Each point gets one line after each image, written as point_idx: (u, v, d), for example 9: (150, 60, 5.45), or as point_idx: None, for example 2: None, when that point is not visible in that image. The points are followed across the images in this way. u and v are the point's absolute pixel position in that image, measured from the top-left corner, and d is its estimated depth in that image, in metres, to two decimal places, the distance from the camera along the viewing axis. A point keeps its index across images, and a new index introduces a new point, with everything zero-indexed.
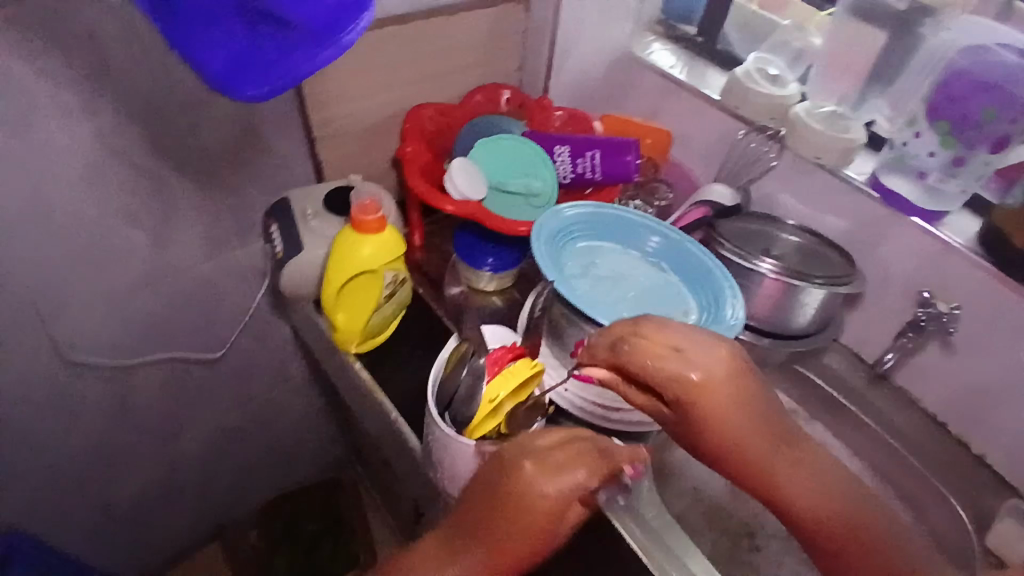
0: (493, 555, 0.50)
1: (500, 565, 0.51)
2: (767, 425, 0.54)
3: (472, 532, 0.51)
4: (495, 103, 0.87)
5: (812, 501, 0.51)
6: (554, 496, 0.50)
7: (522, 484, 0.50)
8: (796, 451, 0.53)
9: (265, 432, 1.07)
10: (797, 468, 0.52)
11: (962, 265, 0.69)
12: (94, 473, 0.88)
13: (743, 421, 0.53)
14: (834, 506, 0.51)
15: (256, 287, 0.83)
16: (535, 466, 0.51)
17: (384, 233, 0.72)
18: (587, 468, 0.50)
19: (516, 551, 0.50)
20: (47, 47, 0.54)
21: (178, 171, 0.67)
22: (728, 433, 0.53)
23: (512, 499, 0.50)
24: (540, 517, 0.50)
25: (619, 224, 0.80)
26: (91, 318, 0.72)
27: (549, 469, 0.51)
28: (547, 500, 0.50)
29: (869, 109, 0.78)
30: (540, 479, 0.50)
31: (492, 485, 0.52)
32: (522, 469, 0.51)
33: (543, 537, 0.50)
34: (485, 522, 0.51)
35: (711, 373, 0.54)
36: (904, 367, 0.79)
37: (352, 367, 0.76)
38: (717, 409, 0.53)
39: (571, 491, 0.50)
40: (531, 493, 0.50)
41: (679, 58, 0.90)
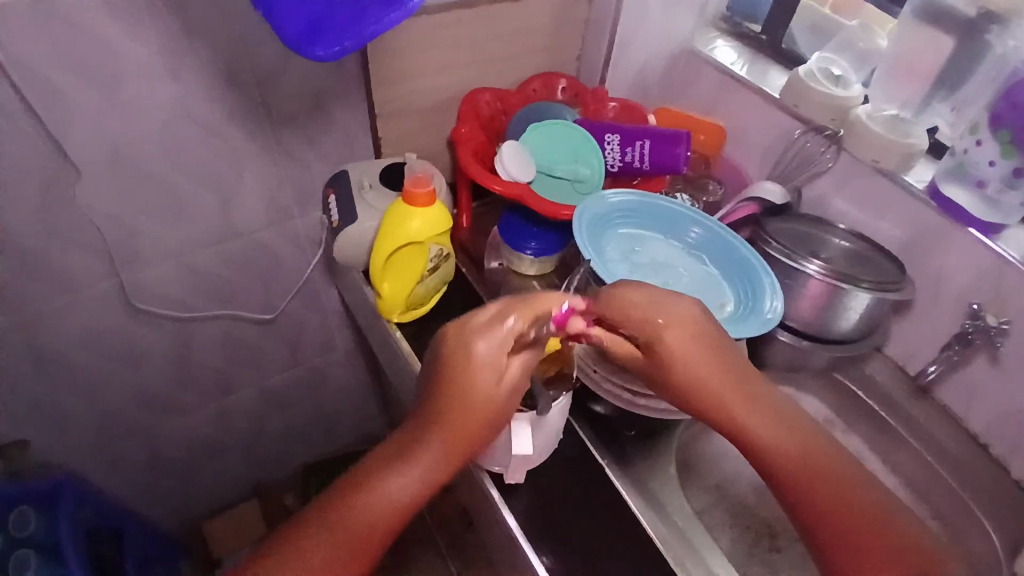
0: (454, 421, 0.52)
1: (457, 427, 0.52)
2: (731, 366, 0.55)
3: (427, 414, 0.53)
4: (551, 91, 0.89)
5: (774, 437, 0.52)
6: (489, 343, 0.54)
7: (458, 346, 0.55)
8: (763, 391, 0.55)
9: (309, 395, 1.18)
10: (760, 405, 0.54)
11: (1018, 279, 0.65)
12: (162, 404, 0.99)
13: (707, 360, 0.55)
14: (796, 443, 0.51)
15: (311, 253, 0.93)
16: (470, 328, 0.56)
17: (433, 207, 0.73)
18: (514, 313, 0.56)
19: (469, 408, 0.53)
20: (146, 17, 0.62)
21: (247, 135, 0.75)
22: (693, 372, 0.55)
23: (453, 364, 0.54)
24: (484, 368, 0.54)
25: (663, 211, 0.73)
26: (175, 262, 0.83)
27: (478, 326, 0.56)
28: (487, 349, 0.54)
29: (931, 115, 0.76)
30: (474, 335, 0.55)
31: (434, 369, 0.55)
32: (458, 333, 0.55)
33: (496, 391, 0.54)
34: (436, 395, 0.53)
35: (677, 317, 0.56)
36: (948, 383, 0.75)
37: (392, 335, 0.78)
38: (680, 346, 0.56)
39: (503, 339, 0.55)
40: (469, 348, 0.54)
41: (741, 56, 0.90)
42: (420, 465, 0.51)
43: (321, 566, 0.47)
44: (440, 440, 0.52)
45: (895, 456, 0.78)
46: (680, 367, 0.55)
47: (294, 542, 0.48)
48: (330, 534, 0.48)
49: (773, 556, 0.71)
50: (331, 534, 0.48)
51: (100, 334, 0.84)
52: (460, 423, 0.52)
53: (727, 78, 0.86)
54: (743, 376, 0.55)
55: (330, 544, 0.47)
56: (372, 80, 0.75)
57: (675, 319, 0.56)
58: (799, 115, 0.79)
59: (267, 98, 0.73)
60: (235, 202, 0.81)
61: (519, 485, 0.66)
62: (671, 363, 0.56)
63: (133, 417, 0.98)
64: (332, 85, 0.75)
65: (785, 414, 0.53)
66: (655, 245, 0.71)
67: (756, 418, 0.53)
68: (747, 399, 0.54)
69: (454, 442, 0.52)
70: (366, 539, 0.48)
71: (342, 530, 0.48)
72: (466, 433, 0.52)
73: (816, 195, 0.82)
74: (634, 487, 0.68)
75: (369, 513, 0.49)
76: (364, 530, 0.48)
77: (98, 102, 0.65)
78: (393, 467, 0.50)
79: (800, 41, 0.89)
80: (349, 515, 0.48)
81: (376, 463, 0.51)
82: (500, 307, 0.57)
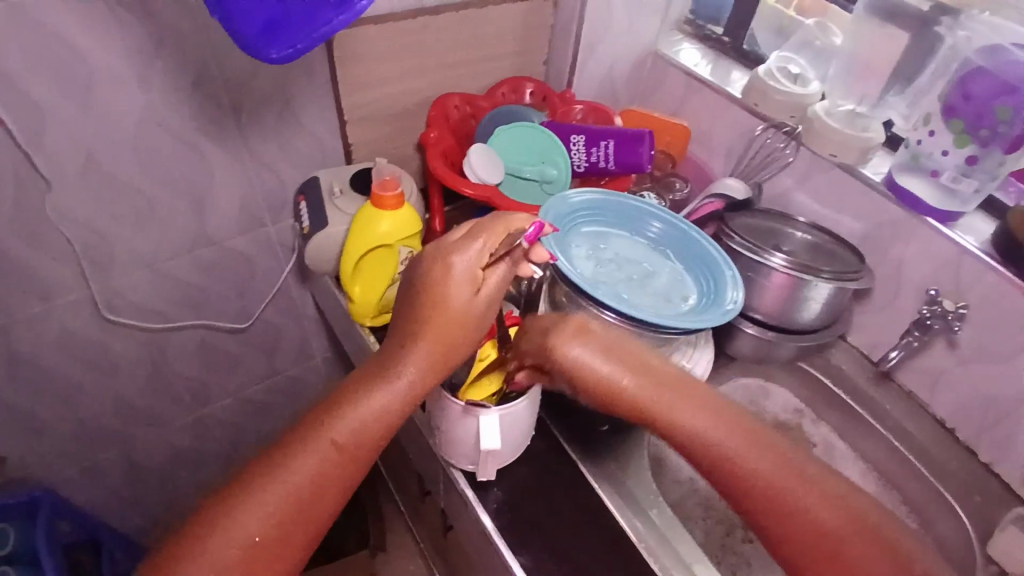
0: (434, 337, 0.53)
1: (439, 343, 0.53)
2: (643, 368, 0.57)
3: (407, 330, 0.54)
4: (519, 95, 0.90)
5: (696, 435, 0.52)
6: (462, 263, 0.55)
7: (435, 264, 0.55)
8: (683, 384, 0.56)
9: (288, 404, 1.18)
10: (679, 397, 0.54)
11: (971, 266, 0.67)
12: (137, 416, 0.99)
13: (613, 366, 0.56)
14: (714, 438, 0.52)
15: (284, 260, 0.94)
16: (442, 250, 0.56)
17: (401, 210, 0.74)
18: (485, 232, 0.56)
19: (448, 326, 0.53)
20: (112, 28, 0.63)
21: (216, 142, 0.76)
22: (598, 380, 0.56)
23: (431, 284, 0.54)
24: (459, 285, 0.54)
25: (625, 209, 0.75)
26: (147, 270, 0.83)
27: (454, 246, 0.56)
28: (462, 266, 0.54)
29: (885, 110, 0.79)
30: (447, 255, 0.55)
31: (411, 287, 0.56)
32: (431, 254, 0.56)
33: (474, 308, 0.55)
34: (415, 314, 0.54)
35: (576, 332, 0.58)
36: (911, 369, 0.76)
37: (363, 337, 0.79)
38: (587, 358, 0.57)
39: (476, 257, 0.55)
40: (444, 269, 0.54)
41: (705, 58, 0.93)
42: (402, 381, 0.52)
43: (311, 478, 0.48)
44: (421, 356, 0.53)
45: (863, 444, 0.79)
46: (590, 377, 0.56)
47: (282, 458, 0.49)
48: (318, 448, 0.49)
49: (745, 547, 0.72)
50: (319, 448, 0.49)
51: (74, 345, 0.84)
52: (439, 341, 0.53)
53: (691, 78, 0.88)
54: (659, 374, 0.56)
55: (318, 455, 0.49)
56: (341, 86, 0.76)
57: (575, 335, 0.58)
58: (760, 113, 0.81)
59: (237, 104, 0.73)
60: (207, 209, 0.81)
61: (492, 482, 0.67)
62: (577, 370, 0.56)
63: (110, 428, 0.97)
64: (301, 91, 0.76)
65: (702, 400, 0.54)
66: (620, 242, 0.72)
67: (676, 408, 0.54)
68: (666, 394, 0.54)
69: (435, 357, 0.53)
70: (352, 450, 0.50)
71: (330, 445, 0.49)
72: (446, 348, 0.53)
73: (778, 190, 0.83)
74: (609, 483, 0.68)
75: (353, 427, 0.50)
76: (349, 443, 0.50)
77: (65, 110, 0.65)
78: (376, 385, 0.52)
79: (761, 42, 0.92)
80: (334, 430, 0.50)
81: (358, 383, 0.52)
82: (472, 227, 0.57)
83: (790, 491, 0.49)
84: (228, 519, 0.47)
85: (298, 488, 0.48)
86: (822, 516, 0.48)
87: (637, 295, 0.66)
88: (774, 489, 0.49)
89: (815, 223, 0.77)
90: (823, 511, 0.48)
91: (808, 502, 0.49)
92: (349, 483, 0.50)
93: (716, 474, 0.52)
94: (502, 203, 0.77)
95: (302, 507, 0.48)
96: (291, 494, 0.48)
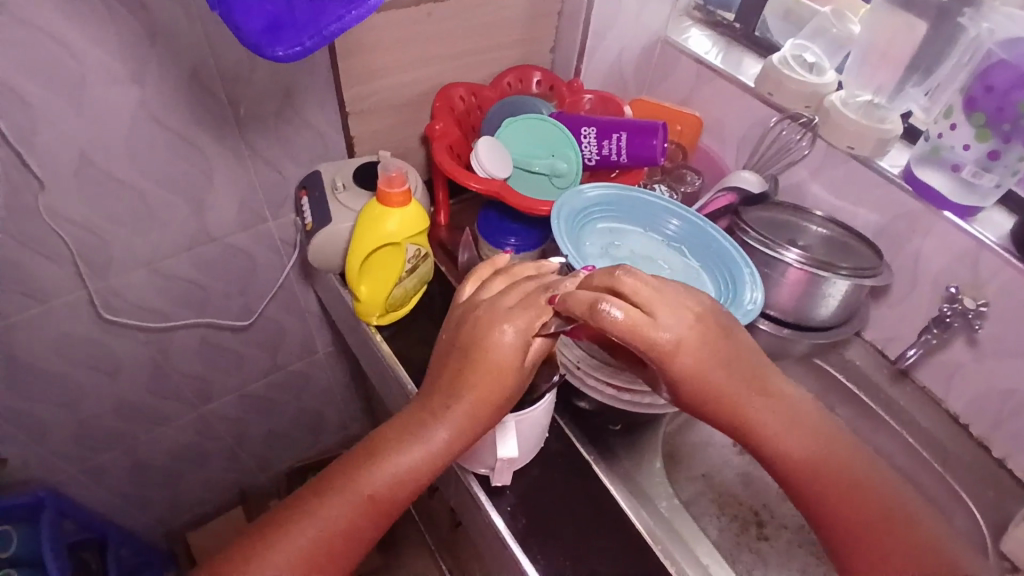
0: (476, 401, 0.52)
1: (479, 410, 0.52)
2: (724, 350, 0.51)
3: (447, 387, 0.53)
4: (526, 84, 0.88)
5: (792, 445, 0.50)
6: (514, 334, 0.53)
7: (486, 330, 0.53)
8: (755, 368, 0.53)
9: (291, 400, 1.17)
10: (778, 411, 0.51)
11: (993, 262, 0.65)
12: (136, 417, 0.97)
13: (724, 369, 0.51)
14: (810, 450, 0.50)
15: (285, 256, 0.92)
16: (494, 314, 0.54)
17: (409, 207, 0.72)
18: (539, 305, 0.53)
19: (492, 394, 0.52)
20: (101, 19, 0.59)
21: (213, 136, 0.73)
22: (703, 382, 0.51)
23: (478, 348, 0.52)
24: (505, 356, 0.52)
25: (642, 205, 0.73)
26: (146, 269, 0.80)
27: (503, 312, 0.54)
28: (512, 336, 0.52)
29: (904, 101, 0.76)
30: (498, 323, 0.53)
31: (458, 346, 0.54)
32: (483, 316, 0.54)
33: (517, 375, 0.53)
34: (457, 375, 0.53)
35: (680, 313, 0.51)
36: (927, 365, 0.76)
37: (371, 337, 0.77)
38: (681, 342, 0.50)
39: (527, 326, 0.53)
40: (494, 338, 0.52)
41: (715, 45, 0.90)
42: (437, 438, 0.51)
43: (343, 528, 0.49)
44: (460, 415, 0.51)
45: (878, 440, 0.79)
46: (695, 380, 0.51)
47: (315, 504, 0.49)
48: (350, 500, 0.49)
49: (761, 545, 0.72)
50: (352, 500, 0.49)
51: (73, 346, 0.82)
52: (477, 405, 0.52)
53: (703, 67, 0.86)
54: (743, 366, 0.52)
55: (349, 507, 0.49)
56: (342, 77, 0.73)
57: (678, 316, 0.51)
58: (774, 103, 0.79)
59: (236, 98, 0.71)
60: (207, 206, 0.79)
61: (506, 486, 0.66)
62: (682, 370, 0.50)
63: (111, 429, 0.95)
64: (302, 83, 0.73)
65: (764, 390, 0.52)
66: (634, 238, 0.71)
67: (741, 397, 0.51)
68: (742, 396, 0.51)
69: (472, 421, 0.52)
70: (384, 503, 0.50)
71: (363, 499, 0.49)
72: (484, 411, 0.52)
73: (792, 182, 0.82)
74: (624, 483, 0.67)
75: (387, 483, 0.50)
76: (379, 496, 0.50)
77: (57, 106, 0.62)
78: (411, 440, 0.51)
79: (774, 29, 0.90)
80: (368, 484, 0.49)
81: (394, 435, 0.52)
82: (527, 294, 0.55)
83: (828, 487, 0.49)
84: (255, 559, 0.47)
85: (330, 539, 0.48)
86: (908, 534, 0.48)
87: None
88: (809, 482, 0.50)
89: (829, 215, 0.76)
90: (909, 530, 0.48)
91: (844, 501, 0.49)
92: (374, 534, 0.50)
93: (808, 487, 0.50)
94: (510, 197, 0.74)
95: (330, 555, 0.48)
96: (320, 542, 0.48)
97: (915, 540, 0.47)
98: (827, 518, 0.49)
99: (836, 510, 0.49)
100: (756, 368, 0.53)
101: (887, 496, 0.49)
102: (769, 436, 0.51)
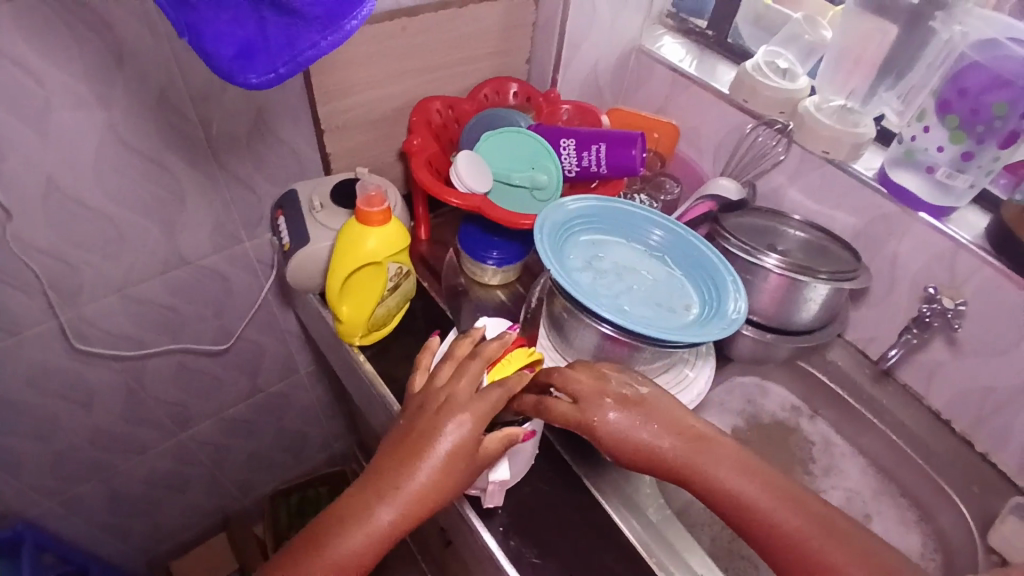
0: (416, 492, 0.51)
1: (420, 500, 0.51)
2: (648, 410, 0.55)
3: (392, 472, 0.52)
4: (503, 96, 0.87)
5: (730, 486, 0.51)
6: (460, 425, 0.52)
7: (434, 419, 0.53)
8: (678, 419, 0.55)
9: (272, 421, 1.14)
10: (712, 458, 0.52)
11: (969, 262, 0.66)
12: (112, 446, 0.94)
13: (655, 432, 0.54)
14: (747, 488, 0.51)
15: (262, 277, 0.90)
16: (443, 403, 0.54)
17: (389, 224, 0.70)
18: (483, 397, 0.54)
19: (437, 485, 0.51)
20: (65, 42, 0.57)
21: (184, 158, 0.71)
22: (634, 447, 0.54)
23: (425, 438, 0.52)
24: (452, 447, 0.52)
25: (624, 217, 0.73)
26: (118, 296, 0.78)
27: (454, 403, 0.54)
28: (459, 429, 0.52)
29: (877, 105, 0.78)
30: (446, 414, 0.53)
31: (410, 428, 0.54)
32: (434, 407, 0.54)
33: (462, 467, 0.52)
34: (403, 462, 0.52)
35: (601, 391, 0.55)
36: (907, 364, 0.76)
37: (354, 356, 0.76)
38: (604, 418, 0.54)
39: (475, 419, 0.53)
40: (439, 427, 0.52)
41: (689, 52, 0.91)
42: (377, 529, 0.50)
43: None
44: (399, 505, 0.50)
45: (864, 440, 0.80)
46: (629, 448, 0.54)
47: None
48: None
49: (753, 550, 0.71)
50: None
51: (44, 378, 0.79)
52: (420, 497, 0.51)
53: (678, 76, 0.86)
54: (672, 424, 0.54)
55: None
56: (316, 96, 0.72)
57: (602, 395, 0.55)
58: (750, 110, 0.80)
59: (206, 118, 0.69)
60: (179, 229, 0.77)
61: (497, 506, 0.64)
62: (616, 446, 0.54)
63: (87, 460, 0.92)
64: (274, 102, 0.72)
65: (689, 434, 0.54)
66: (618, 250, 0.71)
67: (669, 445, 0.53)
68: (675, 453, 0.53)
69: (412, 511, 0.51)
70: None
71: None
72: (428, 501, 0.51)
73: (770, 187, 0.82)
74: (615, 497, 0.67)
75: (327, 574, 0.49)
76: None
77: (19, 133, 0.60)
78: (353, 522, 0.50)
79: (746, 35, 0.92)
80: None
81: (338, 520, 0.51)
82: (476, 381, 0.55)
83: (764, 513, 0.50)
84: None
85: None
86: (849, 554, 0.47)
87: (637, 306, 0.65)
88: (745, 509, 0.51)
89: (807, 223, 0.77)
90: (849, 554, 0.47)
91: (779, 521, 0.49)
92: None
93: (749, 528, 0.50)
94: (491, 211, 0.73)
95: None
96: None
97: (854, 542, 0.48)
98: (773, 550, 0.49)
99: (776, 532, 0.49)
100: (678, 418, 0.55)
101: (824, 507, 0.50)
102: (703, 476, 0.52)
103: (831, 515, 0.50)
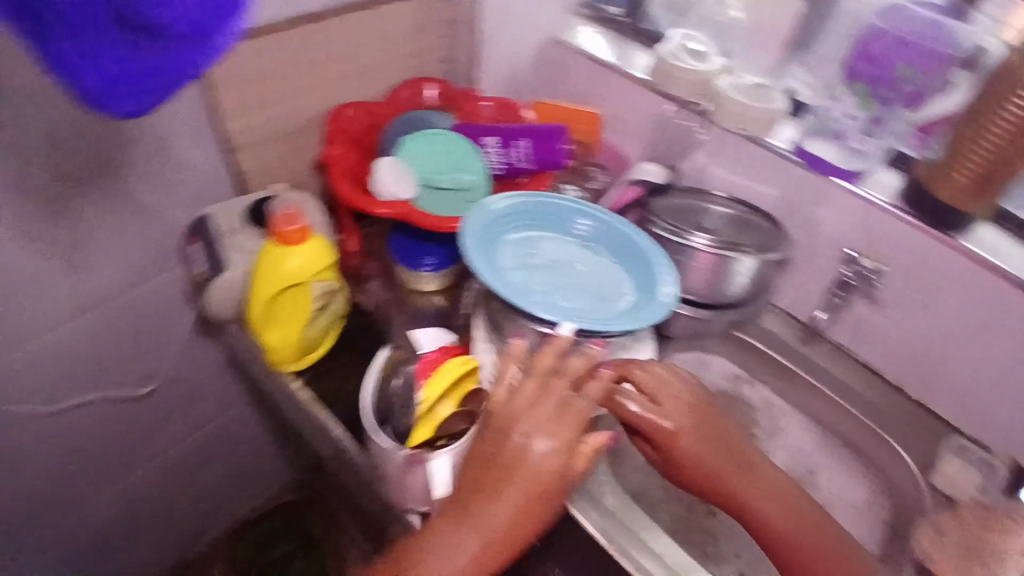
0: (510, 517, 0.53)
1: (512, 525, 0.54)
2: (711, 429, 0.61)
3: (480, 497, 0.54)
4: (418, 98, 0.86)
5: (772, 512, 0.59)
6: (546, 451, 0.54)
7: (516, 446, 0.54)
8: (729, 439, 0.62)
9: (217, 456, 1.09)
10: (758, 483, 0.60)
11: (882, 218, 0.69)
12: (42, 508, 0.88)
13: (718, 453, 0.60)
14: (785, 515, 0.59)
15: (183, 309, 0.86)
16: (524, 426, 0.55)
17: (310, 243, 0.68)
18: (563, 410, 0.56)
19: (530, 509, 0.54)
20: None
21: (80, 193, 0.67)
22: (702, 463, 0.59)
23: (512, 462, 0.54)
24: (544, 471, 0.54)
25: (551, 210, 0.73)
26: (25, 348, 0.73)
27: (537, 424, 0.55)
28: (551, 452, 0.54)
29: (787, 78, 0.80)
30: (530, 439, 0.54)
31: (490, 450, 0.55)
32: (514, 429, 0.55)
33: (551, 492, 0.54)
34: (491, 487, 0.54)
35: (673, 398, 0.61)
36: (835, 323, 0.79)
37: (289, 380, 0.73)
38: (682, 431, 0.59)
39: (563, 443, 0.55)
40: (524, 452, 0.54)
41: (607, 41, 0.88)
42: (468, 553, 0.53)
43: None
44: (492, 529, 0.53)
45: (804, 402, 0.82)
46: (695, 469, 0.59)
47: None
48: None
49: (711, 522, 0.72)
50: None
51: None
52: (512, 522, 0.53)
53: (593, 64, 0.85)
54: (733, 447, 0.61)
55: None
56: (221, 100, 0.70)
57: (673, 405, 0.60)
58: (668, 93, 0.80)
59: (100, 149, 0.65)
60: (85, 268, 0.72)
61: None
62: (683, 459, 0.59)
63: (16, 526, 0.86)
64: (173, 124, 0.68)
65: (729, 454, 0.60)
66: (549, 244, 0.71)
67: (728, 469, 0.59)
68: (731, 473, 0.59)
69: (501, 536, 0.54)
70: None
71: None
72: (521, 524, 0.54)
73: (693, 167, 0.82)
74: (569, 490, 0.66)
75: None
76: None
77: None
78: (441, 557, 0.54)
79: (658, 17, 0.90)
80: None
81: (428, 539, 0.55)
82: (557, 394, 0.56)
83: (795, 538, 0.58)
84: None
85: None
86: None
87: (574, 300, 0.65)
88: (781, 533, 0.58)
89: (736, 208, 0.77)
90: None
91: (806, 545, 0.58)
92: None
93: (776, 550, 0.59)
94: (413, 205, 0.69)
95: None
96: None
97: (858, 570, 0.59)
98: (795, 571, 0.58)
99: (800, 553, 0.58)
100: (734, 442, 0.61)
101: (838, 536, 0.60)
102: (750, 500, 0.59)
103: (847, 550, 0.59)
